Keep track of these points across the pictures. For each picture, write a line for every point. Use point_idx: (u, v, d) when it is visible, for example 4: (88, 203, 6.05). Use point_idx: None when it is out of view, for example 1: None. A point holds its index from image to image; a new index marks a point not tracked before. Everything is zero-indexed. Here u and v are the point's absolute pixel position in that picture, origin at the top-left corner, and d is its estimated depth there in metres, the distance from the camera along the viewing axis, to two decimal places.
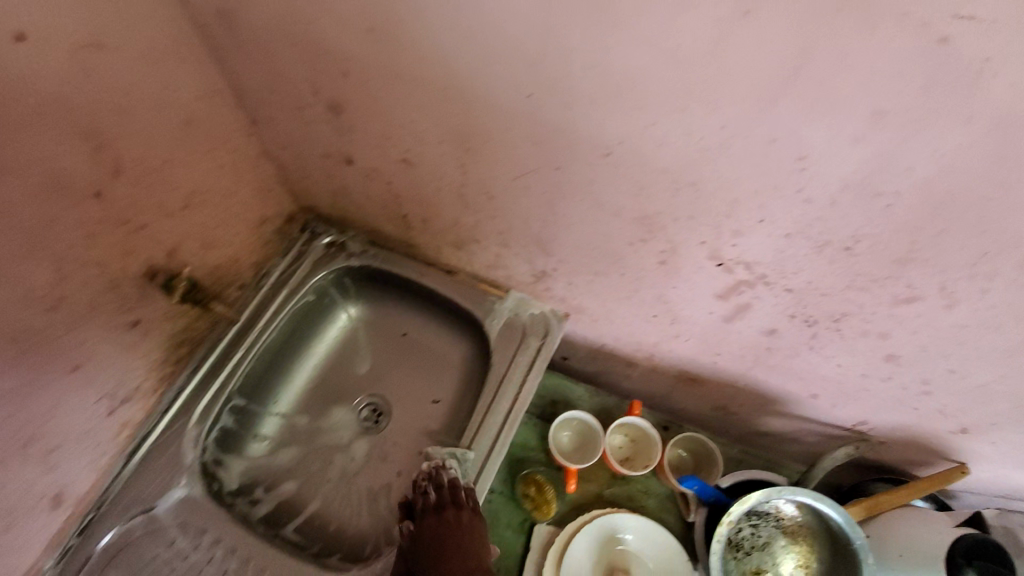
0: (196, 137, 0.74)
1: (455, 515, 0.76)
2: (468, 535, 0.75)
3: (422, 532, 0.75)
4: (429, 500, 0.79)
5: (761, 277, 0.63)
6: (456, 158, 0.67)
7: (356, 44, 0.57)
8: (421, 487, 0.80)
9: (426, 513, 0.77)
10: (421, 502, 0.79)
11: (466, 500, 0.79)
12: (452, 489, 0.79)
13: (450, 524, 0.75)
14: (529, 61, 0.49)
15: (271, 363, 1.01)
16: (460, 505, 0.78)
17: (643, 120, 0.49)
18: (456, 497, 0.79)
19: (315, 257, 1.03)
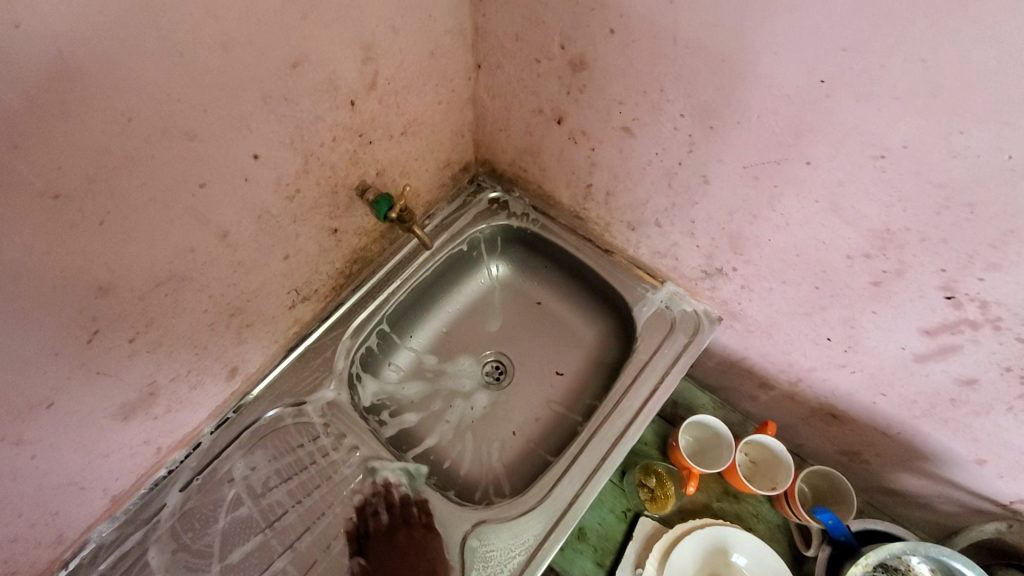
0: (433, 70, 0.78)
1: (405, 536, 0.81)
2: (422, 552, 0.80)
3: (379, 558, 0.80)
4: (380, 522, 0.84)
5: (993, 319, 0.60)
6: (688, 137, 0.68)
7: (640, 4, 0.58)
8: (372, 506, 0.85)
9: (378, 536, 0.82)
10: (371, 525, 0.83)
11: (416, 518, 0.84)
12: (404, 506, 0.85)
13: (402, 542, 0.81)
14: (839, 48, 0.49)
15: (417, 300, 1.05)
16: (410, 524, 0.83)
17: (948, 127, 0.48)
18: (406, 515, 0.84)
19: (479, 210, 1.07)
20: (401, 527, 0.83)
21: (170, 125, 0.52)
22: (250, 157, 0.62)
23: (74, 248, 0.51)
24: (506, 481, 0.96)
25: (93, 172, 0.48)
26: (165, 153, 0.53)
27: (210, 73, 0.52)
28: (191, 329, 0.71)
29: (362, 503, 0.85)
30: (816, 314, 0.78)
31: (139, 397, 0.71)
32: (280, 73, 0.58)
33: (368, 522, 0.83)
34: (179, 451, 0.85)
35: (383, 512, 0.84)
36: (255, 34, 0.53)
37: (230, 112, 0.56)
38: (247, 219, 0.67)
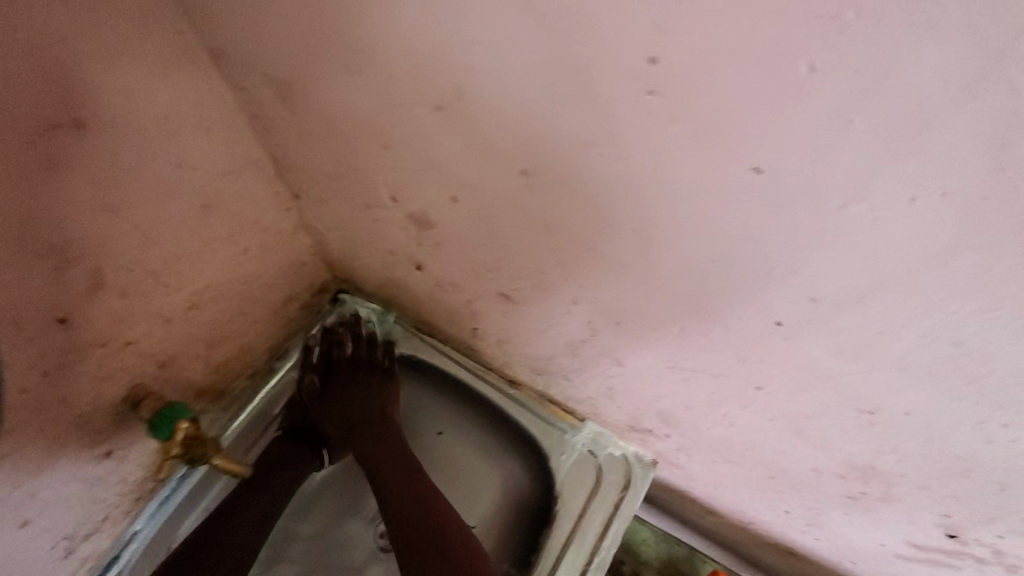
0: (216, 224, 0.52)
1: (366, 373, 0.76)
2: (375, 396, 0.75)
3: (331, 382, 0.76)
4: (344, 351, 0.78)
5: (1008, 565, 0.44)
6: (589, 323, 0.47)
7: (485, 179, 0.36)
8: (337, 334, 0.78)
9: (341, 363, 0.77)
10: (333, 356, 0.77)
11: (382, 359, 0.78)
12: (370, 346, 0.78)
13: (366, 377, 0.77)
14: (810, 301, 0.29)
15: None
16: (374, 363, 0.77)
17: (984, 421, 0.29)
18: (371, 354, 0.78)
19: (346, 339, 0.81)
20: (365, 364, 0.77)
21: None
22: None
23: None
24: None
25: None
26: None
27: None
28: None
29: (329, 327, 0.80)
30: (773, 493, 0.60)
31: None
32: None
33: (332, 347, 0.78)
34: None
35: (351, 341, 0.78)
36: None
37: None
38: None
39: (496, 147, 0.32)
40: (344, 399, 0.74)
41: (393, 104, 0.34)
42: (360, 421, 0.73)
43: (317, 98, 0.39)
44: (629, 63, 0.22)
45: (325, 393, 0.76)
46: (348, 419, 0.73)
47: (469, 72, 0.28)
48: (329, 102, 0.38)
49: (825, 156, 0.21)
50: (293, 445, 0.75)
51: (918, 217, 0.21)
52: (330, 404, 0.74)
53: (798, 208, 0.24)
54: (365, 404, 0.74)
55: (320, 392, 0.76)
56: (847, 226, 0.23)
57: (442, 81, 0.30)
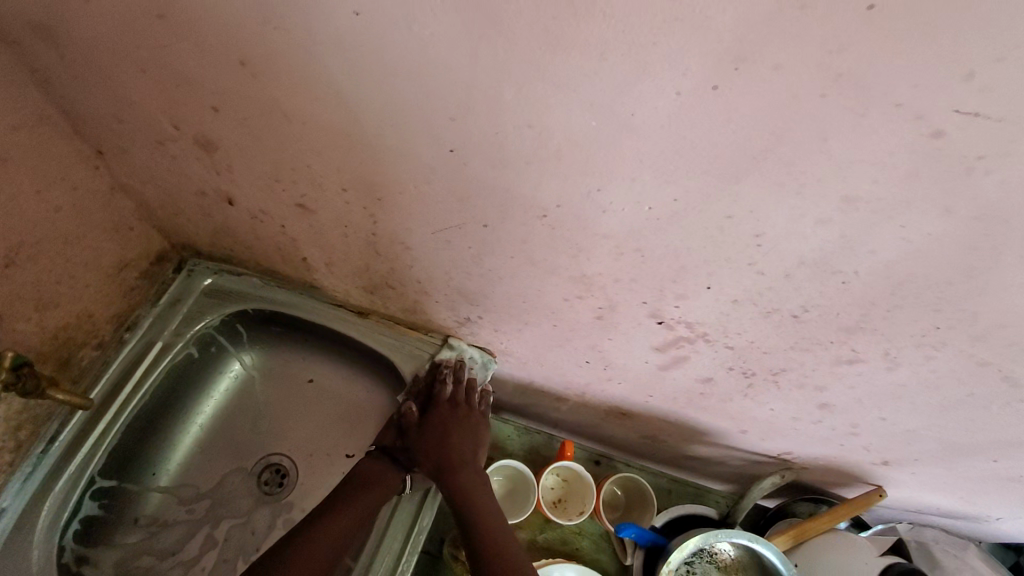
0: (17, 177, 0.57)
1: (466, 413, 0.83)
2: (462, 435, 0.82)
3: (450, 418, 0.83)
4: (447, 391, 0.85)
5: (702, 334, 0.59)
6: (365, 209, 0.57)
7: (225, 79, 0.45)
8: (441, 374, 0.86)
9: (447, 403, 0.84)
10: (439, 396, 0.84)
11: (474, 405, 0.85)
12: (470, 390, 0.86)
13: (456, 420, 0.83)
14: (450, 118, 0.41)
15: (148, 428, 0.85)
16: (471, 406, 0.85)
17: (587, 187, 0.43)
18: (472, 396, 0.86)
19: (197, 302, 0.88)
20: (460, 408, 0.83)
21: None
22: None
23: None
24: None
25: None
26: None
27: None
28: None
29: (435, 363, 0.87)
30: (568, 344, 0.74)
31: None
32: None
33: (434, 384, 0.86)
34: None
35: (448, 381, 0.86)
36: None
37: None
38: None
39: (212, 41, 0.41)
40: (440, 434, 0.81)
41: (129, 23, 0.42)
42: (435, 454, 0.80)
43: (73, 34, 0.46)
44: None
45: (422, 427, 0.83)
46: (445, 458, 0.79)
47: None
48: (82, 34, 0.45)
49: None
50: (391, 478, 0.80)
51: (443, 20, 0.33)
52: (423, 437, 0.81)
53: (394, 36, 0.35)
54: (442, 445, 0.80)
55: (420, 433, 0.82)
56: (418, 41, 0.35)
57: None
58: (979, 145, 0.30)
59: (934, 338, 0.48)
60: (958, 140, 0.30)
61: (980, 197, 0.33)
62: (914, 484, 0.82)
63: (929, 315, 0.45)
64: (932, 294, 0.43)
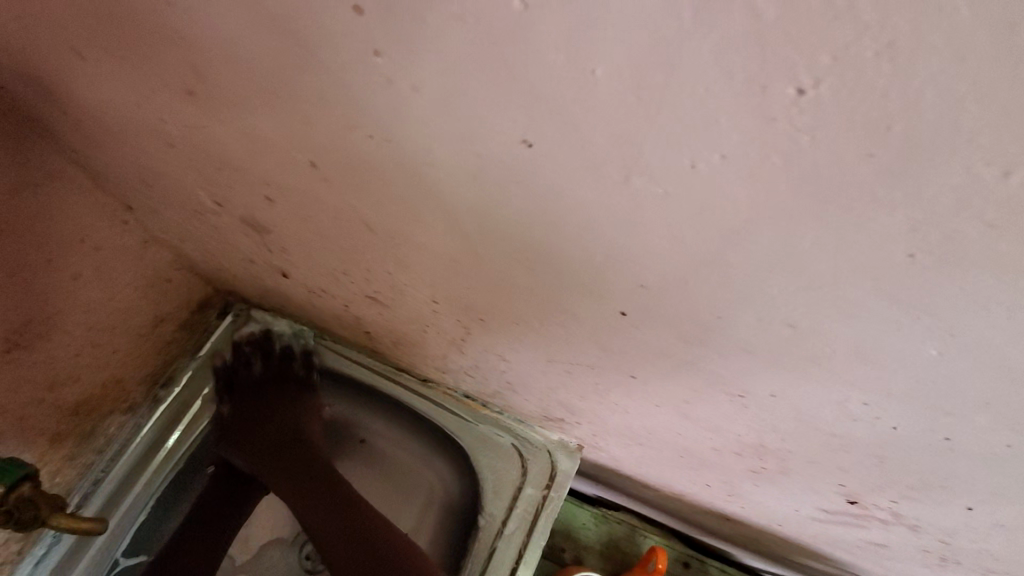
0: (20, 250, 0.44)
1: (279, 391, 0.76)
2: (280, 420, 0.74)
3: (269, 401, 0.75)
4: (253, 371, 0.76)
5: (909, 524, 0.43)
6: (459, 321, 0.42)
7: (283, 174, 0.30)
8: (243, 355, 0.76)
9: (250, 387, 0.76)
10: (235, 380, 0.76)
11: (298, 373, 0.77)
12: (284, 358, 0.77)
13: (281, 404, 0.76)
14: (644, 287, 0.25)
15: (193, 516, 0.71)
16: (284, 379, 0.76)
17: (850, 398, 0.26)
18: (285, 369, 0.77)
19: (237, 352, 0.76)
20: (278, 380, 0.77)
21: None
22: None
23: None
24: None
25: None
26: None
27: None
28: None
29: (239, 341, 0.76)
30: (688, 469, 0.58)
31: None
32: None
33: (234, 368, 0.76)
34: None
35: (258, 363, 0.76)
36: None
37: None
38: None
39: (274, 135, 0.26)
40: (259, 420, 0.74)
41: (146, 93, 0.28)
42: (270, 440, 0.73)
43: (74, 91, 0.32)
44: (338, 14, 0.17)
45: (237, 419, 0.74)
46: (259, 425, 0.74)
47: (196, 50, 0.22)
48: (88, 96, 0.31)
49: (588, 116, 0.16)
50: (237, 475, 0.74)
51: (706, 186, 0.17)
52: (243, 433, 0.74)
53: (588, 185, 0.19)
54: (274, 433, 0.73)
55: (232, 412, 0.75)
56: (636, 202, 0.19)
57: (174, 59, 0.24)
58: None
59: None
60: None
61: None
62: None
63: None
64: None
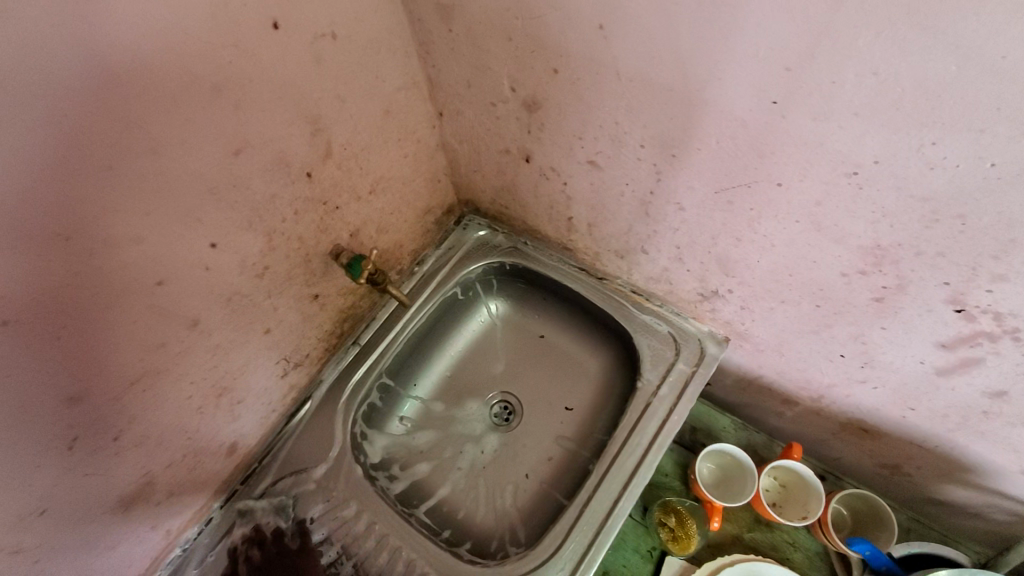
0: (392, 126, 0.76)
1: (275, 569, 0.82)
2: None
3: (273, 568, 0.82)
4: (253, 560, 0.83)
5: (1011, 331, 0.53)
6: (654, 167, 0.64)
7: (574, 42, 0.55)
8: (240, 554, 0.83)
9: (251, 575, 0.82)
10: (240, 573, 0.82)
11: (289, 543, 0.84)
12: (285, 532, 0.84)
13: (278, 572, 0.81)
14: (788, 69, 0.44)
15: None
16: (281, 548, 0.83)
17: (919, 140, 0.43)
18: (280, 545, 0.84)
19: (235, 556, 0.83)
20: (274, 561, 0.82)
21: (120, 233, 0.52)
22: (209, 247, 0.62)
23: (8, 398, 0.50)
24: (521, 529, 0.92)
25: (41, 303, 0.48)
26: (95, 271, 0.51)
27: (143, 177, 0.51)
28: (177, 414, 0.71)
29: (234, 545, 0.84)
30: (823, 332, 0.72)
31: (138, 487, 0.71)
32: (223, 162, 0.58)
33: (232, 566, 0.82)
34: (192, 528, 0.84)
35: (257, 550, 0.83)
36: (192, 132, 0.53)
37: (178, 209, 0.56)
38: (217, 303, 0.67)
39: (582, 11, 0.52)
40: None
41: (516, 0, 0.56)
42: None
43: (467, 11, 0.61)
44: None
45: None
46: None
47: None
48: (475, 12, 0.60)
49: None
50: None
51: None
52: None
53: None
54: None
55: None
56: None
57: None
58: None
59: None
60: None
61: None
62: None
63: None
64: None
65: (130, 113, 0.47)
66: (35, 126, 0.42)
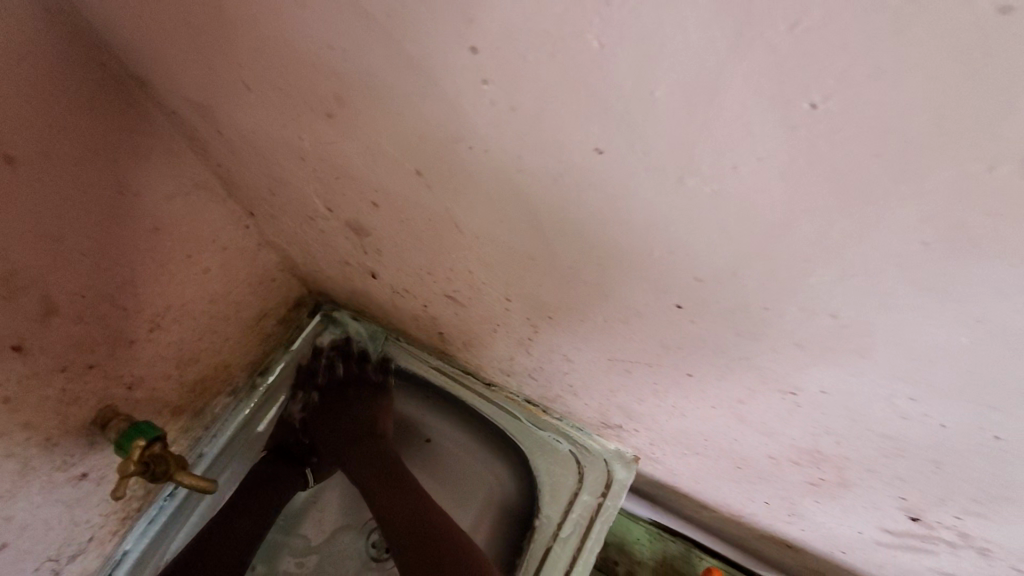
0: (169, 244, 0.54)
1: (355, 372, 0.84)
2: (361, 411, 0.82)
3: (327, 401, 0.84)
4: (334, 374, 0.85)
5: (977, 547, 0.42)
6: (527, 319, 0.47)
7: (389, 180, 0.36)
8: (328, 359, 0.85)
9: (334, 386, 0.84)
10: (321, 377, 0.84)
11: (376, 373, 0.85)
12: (359, 364, 0.85)
13: (362, 398, 0.83)
14: (700, 278, 0.28)
15: (330, 429, 0.82)
16: (367, 380, 0.84)
17: (893, 392, 0.28)
18: (360, 373, 0.84)
19: (321, 358, 0.85)
20: (354, 384, 0.84)
21: None
22: None
23: (52, 359, 0.48)
24: None
25: (81, 265, 0.46)
26: (121, 231, 0.48)
27: (114, 163, 0.45)
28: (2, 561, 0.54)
29: (321, 348, 0.85)
30: (746, 484, 0.59)
31: None
32: None
33: (314, 364, 0.85)
34: None
35: (340, 362, 0.85)
36: None
37: (143, 196, 0.48)
38: None
39: (387, 148, 0.32)
40: (337, 420, 0.82)
41: (289, 118, 0.35)
42: (351, 436, 0.80)
43: (230, 115, 0.40)
44: (457, 53, 0.22)
45: (323, 407, 0.83)
46: (338, 416, 0.82)
47: (341, 82, 0.29)
48: (241, 119, 0.39)
49: (648, 128, 0.21)
50: (281, 462, 0.80)
51: (754, 184, 0.20)
52: (324, 421, 0.83)
53: (653, 190, 0.24)
54: (356, 419, 0.82)
55: (314, 422, 0.82)
56: (690, 199, 0.23)
57: (320, 89, 0.30)
58: None
59: None
60: None
61: None
62: None
63: None
64: None
65: (81, 98, 0.40)
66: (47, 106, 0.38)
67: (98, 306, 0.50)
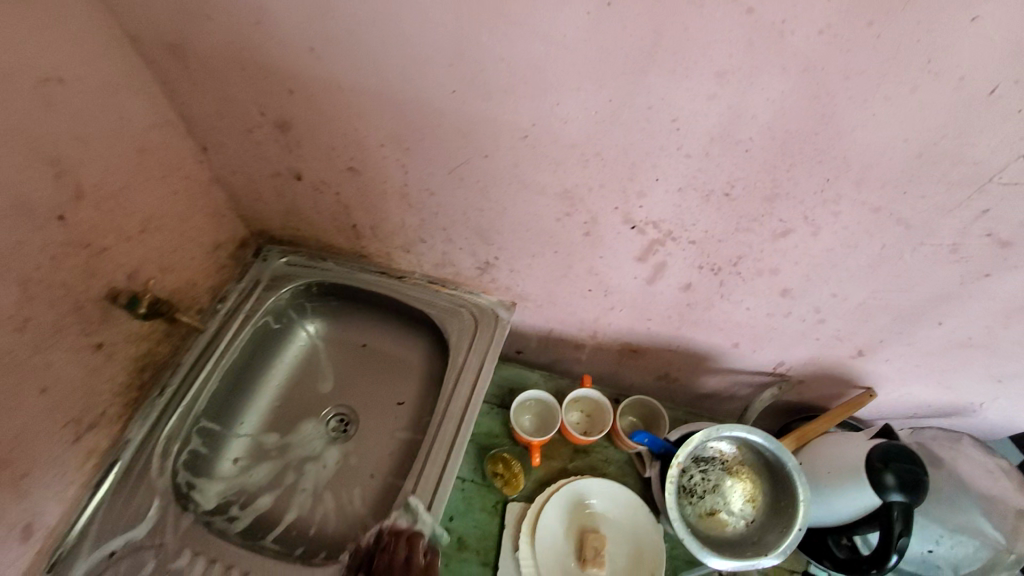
0: (150, 163, 0.79)
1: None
2: None
3: None
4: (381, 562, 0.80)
5: (668, 233, 0.74)
6: (398, 160, 0.76)
7: (297, 63, 0.66)
8: (386, 546, 0.81)
9: None
10: (375, 562, 0.80)
11: (417, 559, 0.79)
12: (415, 553, 0.79)
13: None
14: (450, 62, 0.60)
15: None
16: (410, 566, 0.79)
17: (550, 103, 0.60)
18: (397, 558, 0.79)
19: (387, 546, 0.80)
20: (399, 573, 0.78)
21: None
22: None
23: (83, 229, 0.72)
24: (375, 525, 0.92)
25: (99, 163, 0.71)
26: (120, 145, 0.74)
27: (116, 94, 0.71)
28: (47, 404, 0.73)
29: (385, 535, 0.81)
30: (570, 272, 0.89)
31: None
32: None
33: (376, 554, 0.80)
34: None
35: (383, 553, 0.80)
36: None
37: (133, 125, 0.75)
38: None
39: (295, 36, 0.63)
40: None
41: (237, 30, 0.65)
42: None
43: (194, 48, 0.69)
44: None
45: None
46: None
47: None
48: (204, 47, 0.68)
49: None
50: None
51: None
52: None
53: (410, 10, 0.56)
54: None
55: None
56: (423, 7, 0.55)
57: (253, 6, 0.61)
58: (782, 12, 0.46)
59: (832, 191, 0.60)
60: (766, 11, 0.46)
61: (797, 52, 0.48)
62: (896, 376, 0.90)
63: (818, 169, 0.58)
64: (809, 149, 0.56)
65: (97, 44, 0.67)
66: (82, 48, 0.65)
67: (108, 198, 0.74)
